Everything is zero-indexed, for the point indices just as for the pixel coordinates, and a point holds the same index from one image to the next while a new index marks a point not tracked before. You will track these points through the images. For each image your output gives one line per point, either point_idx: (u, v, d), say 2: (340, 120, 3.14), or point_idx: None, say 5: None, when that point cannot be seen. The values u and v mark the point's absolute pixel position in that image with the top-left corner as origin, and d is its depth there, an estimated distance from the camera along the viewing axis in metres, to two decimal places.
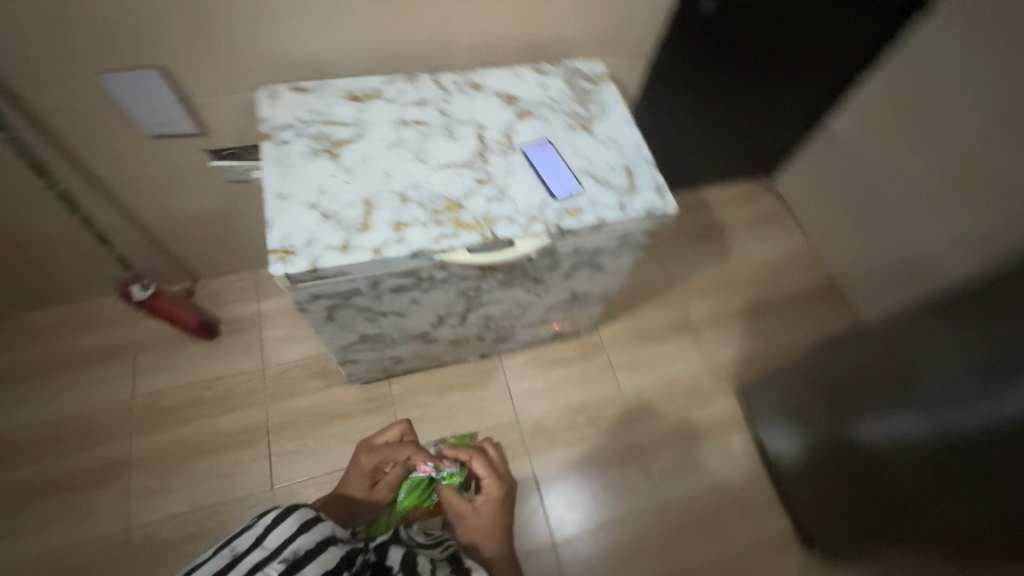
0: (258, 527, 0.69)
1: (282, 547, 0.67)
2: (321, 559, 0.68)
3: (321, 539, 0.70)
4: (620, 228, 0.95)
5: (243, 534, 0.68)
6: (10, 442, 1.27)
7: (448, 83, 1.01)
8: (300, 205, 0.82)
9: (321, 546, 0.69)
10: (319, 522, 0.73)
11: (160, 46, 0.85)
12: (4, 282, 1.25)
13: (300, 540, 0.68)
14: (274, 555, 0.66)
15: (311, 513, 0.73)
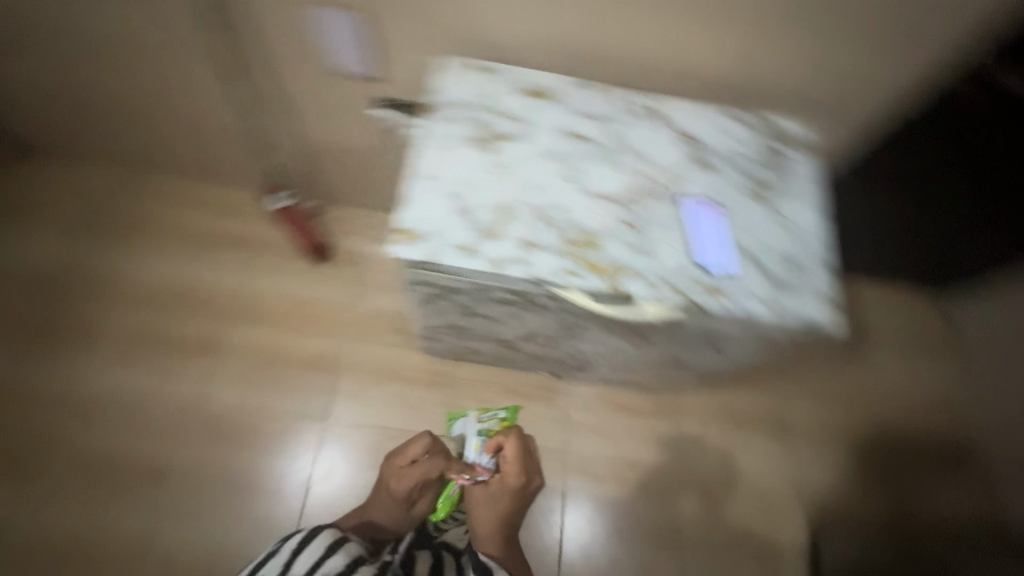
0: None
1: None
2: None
3: None
4: (758, 324, 0.83)
5: None
6: (138, 288, 1.42)
7: (628, 105, 0.93)
8: (440, 190, 0.80)
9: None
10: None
11: None
12: (181, 152, 1.40)
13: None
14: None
15: None
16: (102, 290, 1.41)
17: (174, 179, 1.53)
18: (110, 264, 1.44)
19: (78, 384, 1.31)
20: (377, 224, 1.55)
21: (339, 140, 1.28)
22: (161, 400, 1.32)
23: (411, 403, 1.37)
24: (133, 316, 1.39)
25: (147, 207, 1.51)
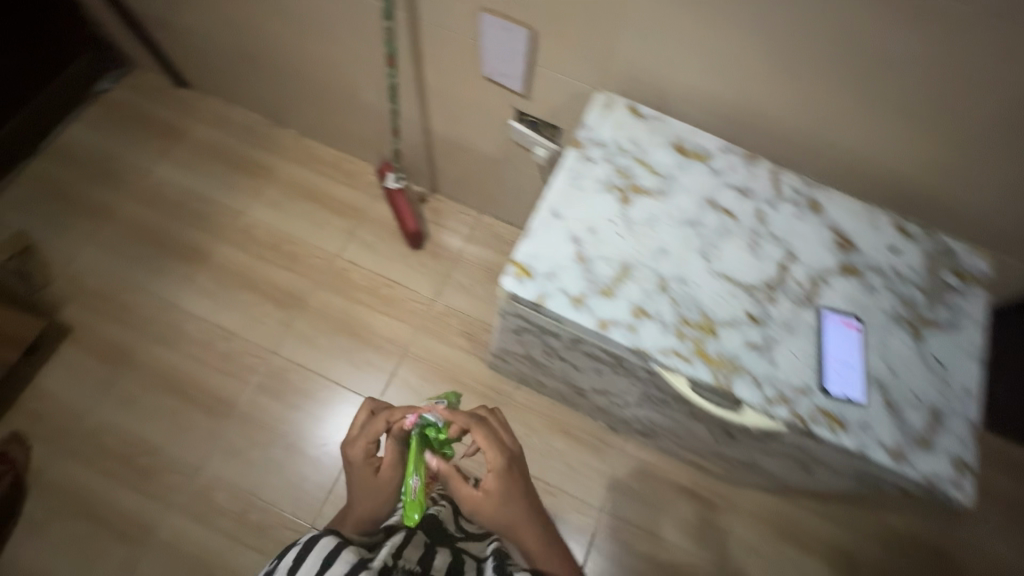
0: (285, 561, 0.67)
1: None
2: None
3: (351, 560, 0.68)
4: (875, 471, 0.72)
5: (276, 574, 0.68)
6: (247, 230, 1.51)
7: (786, 187, 0.83)
8: (564, 231, 0.76)
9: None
10: (342, 550, 0.67)
11: (548, 12, 0.85)
12: (320, 115, 1.48)
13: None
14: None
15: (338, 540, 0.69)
16: (218, 223, 1.51)
17: (305, 138, 1.63)
18: (230, 202, 1.54)
19: (175, 303, 1.41)
20: (475, 225, 1.56)
21: (465, 140, 1.29)
22: (240, 339, 1.39)
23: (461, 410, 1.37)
24: (237, 254, 1.48)
25: (276, 157, 1.61)
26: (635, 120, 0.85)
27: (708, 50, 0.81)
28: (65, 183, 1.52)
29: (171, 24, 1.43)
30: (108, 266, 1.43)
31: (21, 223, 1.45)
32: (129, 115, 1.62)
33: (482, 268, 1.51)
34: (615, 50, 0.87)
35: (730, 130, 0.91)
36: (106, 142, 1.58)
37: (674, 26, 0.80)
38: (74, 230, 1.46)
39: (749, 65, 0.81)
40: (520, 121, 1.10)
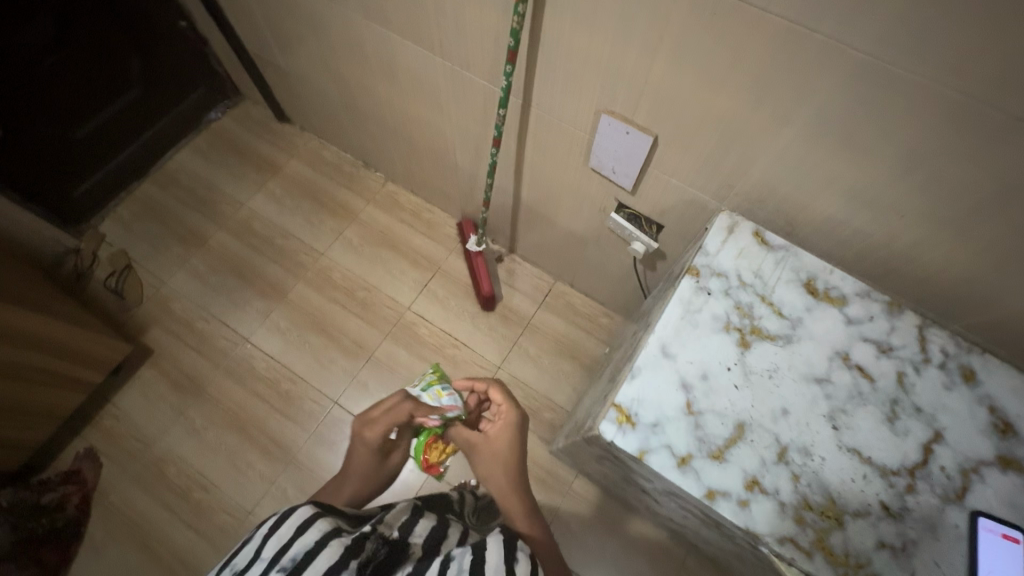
0: (257, 535, 0.63)
1: (282, 554, 0.59)
2: (324, 556, 0.59)
3: (321, 535, 0.62)
4: None
5: (242, 552, 0.63)
6: (325, 272, 1.53)
7: (934, 348, 0.72)
8: (673, 375, 0.69)
9: (321, 542, 0.60)
10: (318, 518, 0.64)
11: (678, 125, 0.79)
12: (410, 167, 1.49)
13: (297, 544, 0.60)
14: (271, 564, 0.59)
15: (311, 512, 0.65)
16: (299, 261, 1.54)
17: (392, 185, 1.64)
18: (312, 241, 1.57)
19: (249, 339, 1.44)
20: (550, 291, 1.51)
21: (554, 215, 1.24)
22: (305, 384, 1.39)
23: None
24: (313, 295, 1.50)
25: (361, 201, 1.63)
26: (761, 249, 0.77)
27: (856, 188, 0.72)
28: (168, 208, 1.60)
29: (281, 70, 1.48)
30: (195, 294, 1.49)
31: (126, 243, 1.54)
32: (233, 148, 1.70)
33: (552, 339, 1.45)
34: (745, 170, 0.79)
35: (866, 266, 0.81)
36: (209, 172, 1.66)
37: (819, 159, 0.71)
38: (169, 255, 1.54)
39: (905, 209, 0.71)
40: (619, 213, 1.05)
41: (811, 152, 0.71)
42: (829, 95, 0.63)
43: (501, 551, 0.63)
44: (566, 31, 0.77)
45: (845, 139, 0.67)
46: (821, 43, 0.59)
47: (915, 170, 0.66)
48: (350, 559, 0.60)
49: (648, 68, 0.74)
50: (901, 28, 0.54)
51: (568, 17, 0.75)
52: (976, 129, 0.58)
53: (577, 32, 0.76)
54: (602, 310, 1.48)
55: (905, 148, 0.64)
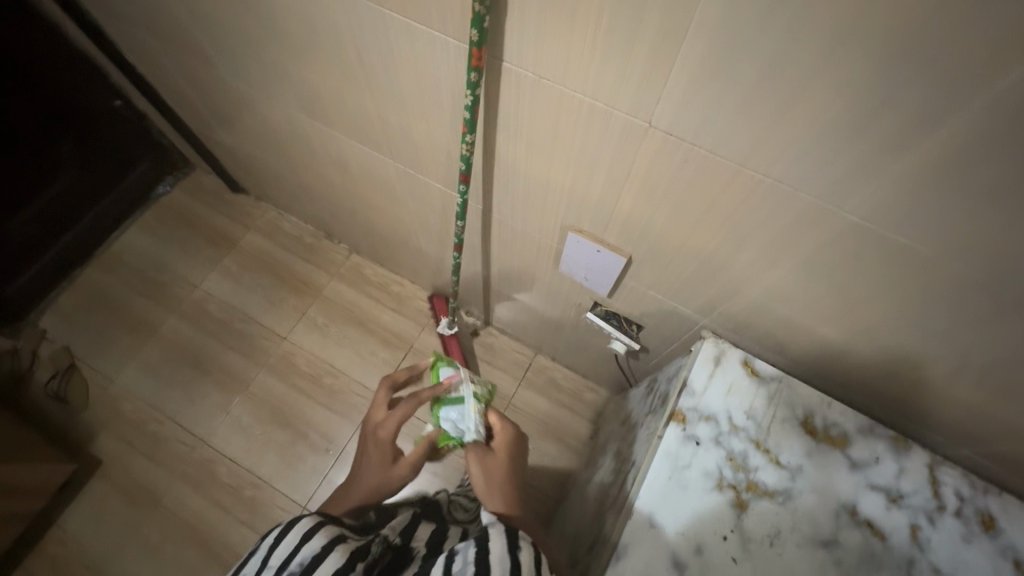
0: (264, 546, 0.60)
1: (289, 560, 0.56)
2: (333, 559, 0.57)
3: (329, 542, 0.59)
4: None
5: (251, 560, 0.60)
6: (288, 358, 1.42)
7: (947, 492, 0.65)
8: (664, 553, 0.61)
9: (329, 546, 0.58)
10: (327, 524, 0.62)
11: (653, 250, 0.71)
12: (375, 242, 1.40)
13: (306, 548, 0.57)
14: (278, 571, 0.56)
15: (315, 521, 0.62)
16: (259, 347, 1.43)
17: (357, 257, 1.55)
18: (273, 323, 1.46)
19: (208, 440, 1.33)
20: (530, 366, 1.42)
21: (528, 300, 1.16)
22: (270, 488, 1.29)
23: None
24: (275, 386, 1.39)
25: (325, 275, 1.53)
26: (751, 382, 0.70)
27: (855, 322, 0.65)
28: (112, 295, 1.48)
29: (229, 147, 1.38)
30: (145, 392, 1.37)
31: (68, 337, 1.42)
32: (183, 222, 1.58)
33: (534, 419, 1.36)
34: (729, 294, 0.72)
35: (864, 390, 0.74)
36: (158, 251, 1.54)
37: (813, 294, 0.64)
38: (116, 349, 1.42)
39: (907, 345, 0.64)
40: (595, 313, 0.98)
41: (803, 287, 0.64)
42: (825, 246, 0.56)
43: (504, 542, 0.59)
44: (521, 159, 0.67)
45: (842, 282, 0.60)
46: (816, 203, 0.52)
47: (920, 315, 0.59)
48: (357, 561, 0.59)
49: (615, 201, 0.65)
50: (911, 200, 0.47)
51: (523, 147, 0.65)
52: (995, 290, 0.50)
53: (534, 160, 0.67)
54: (585, 385, 1.39)
55: (913, 296, 0.57)
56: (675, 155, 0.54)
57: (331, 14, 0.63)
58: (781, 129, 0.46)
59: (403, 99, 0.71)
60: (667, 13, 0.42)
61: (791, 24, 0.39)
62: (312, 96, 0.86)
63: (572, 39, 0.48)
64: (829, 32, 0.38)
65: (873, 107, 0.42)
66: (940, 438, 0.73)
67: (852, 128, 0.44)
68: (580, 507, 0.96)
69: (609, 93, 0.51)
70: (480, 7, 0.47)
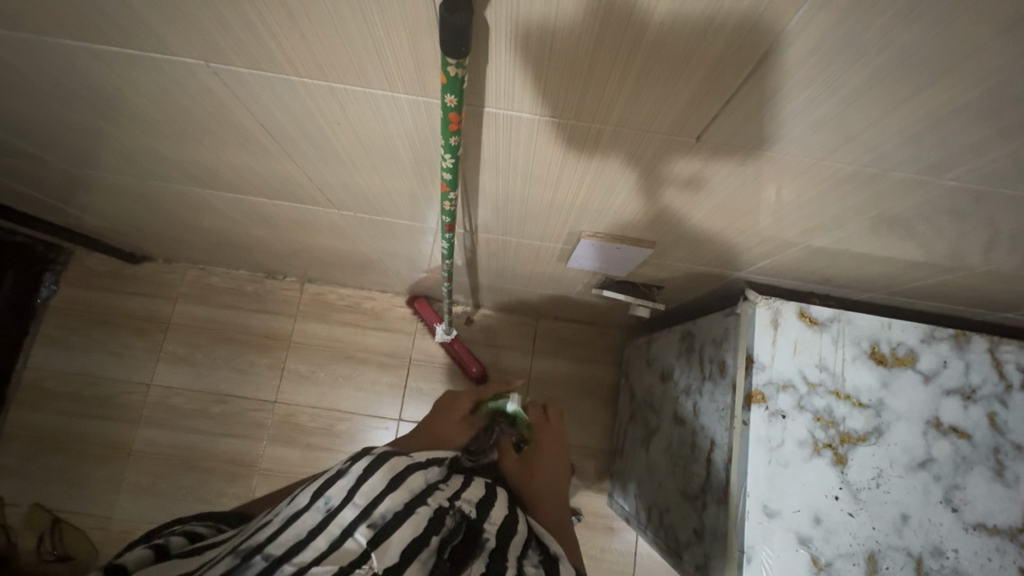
0: (351, 472, 0.50)
1: (374, 505, 0.47)
2: (412, 524, 0.48)
3: (412, 499, 0.50)
4: None
5: (336, 482, 0.49)
6: (290, 418, 1.30)
7: (1011, 368, 0.67)
8: (788, 536, 0.61)
9: (411, 506, 0.49)
10: (411, 474, 0.53)
11: (679, 233, 0.64)
12: (329, 268, 1.23)
13: (390, 501, 0.48)
14: (362, 514, 0.46)
15: (403, 466, 0.53)
16: (252, 420, 1.30)
17: (312, 285, 1.37)
18: (255, 389, 1.32)
19: None
20: (537, 332, 1.36)
21: (524, 283, 1.07)
22: None
23: (588, 551, 1.24)
24: (289, 453, 1.28)
25: (284, 318, 1.35)
26: (813, 331, 0.66)
27: (906, 253, 0.60)
28: (60, 428, 1.28)
29: (105, 225, 1.12)
30: (152, 514, 1.23)
31: (35, 493, 1.24)
32: (97, 319, 1.34)
33: (562, 384, 1.33)
34: (758, 252, 0.66)
35: (900, 300, 0.73)
36: (84, 361, 1.31)
37: (859, 238, 0.59)
38: (96, 484, 1.25)
39: (949, 262, 0.60)
40: (608, 287, 0.89)
41: (848, 235, 0.58)
42: (896, 200, 0.49)
43: None
44: (513, 186, 0.56)
45: (901, 224, 0.54)
46: (895, 172, 0.45)
47: (985, 238, 0.54)
48: (432, 535, 0.49)
49: (619, 207, 0.58)
50: (1009, 153, 0.40)
51: (518, 178, 0.54)
52: None
53: (533, 185, 0.56)
54: (598, 332, 1.36)
55: (983, 224, 0.51)
56: (728, 151, 0.45)
57: (207, 89, 0.46)
58: (879, 121, 0.39)
59: (344, 160, 0.56)
60: (748, 27, 0.32)
61: (946, 14, 0.29)
62: (204, 167, 0.67)
63: (596, 65, 0.36)
64: (990, 22, 0.30)
65: (1004, 97, 0.35)
66: (981, 320, 0.74)
67: (963, 105, 0.36)
68: (647, 466, 0.99)
69: (639, 109, 0.40)
70: (457, 70, 0.33)
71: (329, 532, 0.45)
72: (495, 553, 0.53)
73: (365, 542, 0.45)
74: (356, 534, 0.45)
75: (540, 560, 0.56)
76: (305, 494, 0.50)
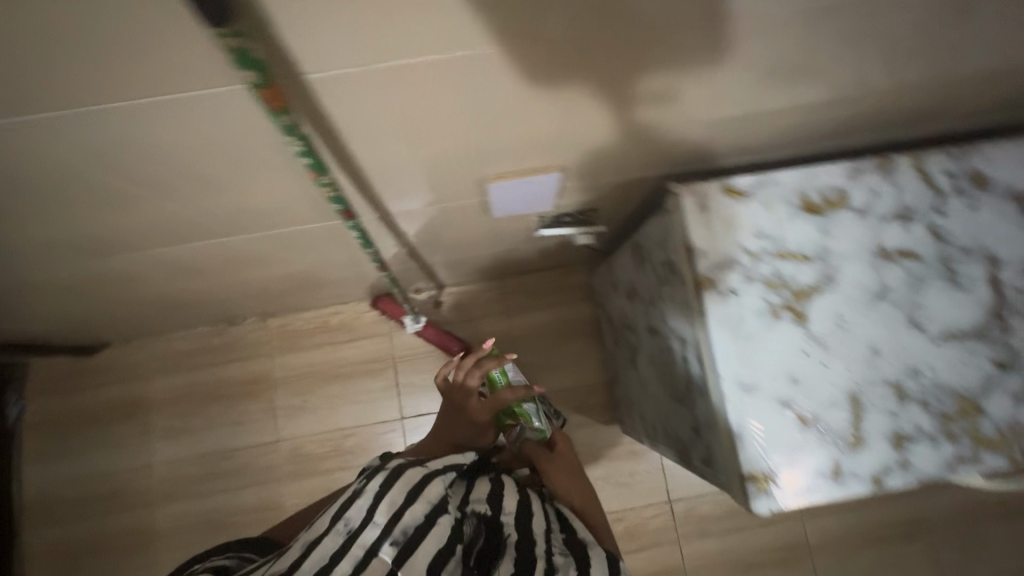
0: (368, 492, 0.57)
1: (394, 523, 0.54)
2: (436, 535, 0.55)
3: (432, 509, 0.57)
4: None
5: (354, 505, 0.56)
6: (299, 451, 1.30)
7: (940, 177, 0.67)
8: (771, 404, 0.62)
9: (433, 517, 0.56)
10: (428, 484, 0.59)
11: (586, 155, 0.64)
12: (280, 298, 1.20)
13: (410, 515, 0.55)
14: (385, 532, 0.54)
15: (420, 476, 0.60)
16: (264, 465, 1.30)
17: (273, 319, 1.34)
18: (256, 435, 1.31)
19: None
20: (506, 293, 1.34)
21: (470, 250, 1.04)
22: None
23: (618, 480, 1.27)
24: (308, 483, 1.28)
25: (259, 359, 1.33)
26: (741, 201, 0.66)
27: (801, 98, 0.59)
28: (84, 532, 1.28)
29: (43, 328, 1.08)
30: None
31: None
32: (79, 419, 1.31)
33: (545, 333, 1.33)
34: (668, 142, 0.64)
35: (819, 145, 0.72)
36: (81, 464, 1.30)
37: (746, 96, 0.57)
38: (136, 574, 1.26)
39: (849, 87, 0.58)
40: (546, 226, 0.88)
41: (746, 94, 0.57)
42: (756, 39, 0.47)
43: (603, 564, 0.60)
44: (394, 152, 0.55)
45: (779, 67, 0.53)
46: None
47: (864, 52, 0.53)
48: (458, 542, 0.56)
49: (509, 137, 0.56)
50: None
51: (387, 145, 0.53)
52: None
53: (406, 148, 0.54)
54: (565, 273, 1.34)
55: (852, 36, 0.50)
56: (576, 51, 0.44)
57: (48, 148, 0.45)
58: None
59: (225, 168, 0.55)
60: None
61: None
62: (98, 226, 0.64)
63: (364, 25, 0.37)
64: None
65: None
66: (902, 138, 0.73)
67: None
68: (641, 386, 0.99)
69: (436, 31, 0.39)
70: (238, 40, 0.32)
71: (357, 551, 0.53)
72: (519, 543, 0.60)
73: (391, 560, 0.52)
74: (380, 552, 0.52)
75: (564, 540, 0.63)
76: (327, 519, 0.57)
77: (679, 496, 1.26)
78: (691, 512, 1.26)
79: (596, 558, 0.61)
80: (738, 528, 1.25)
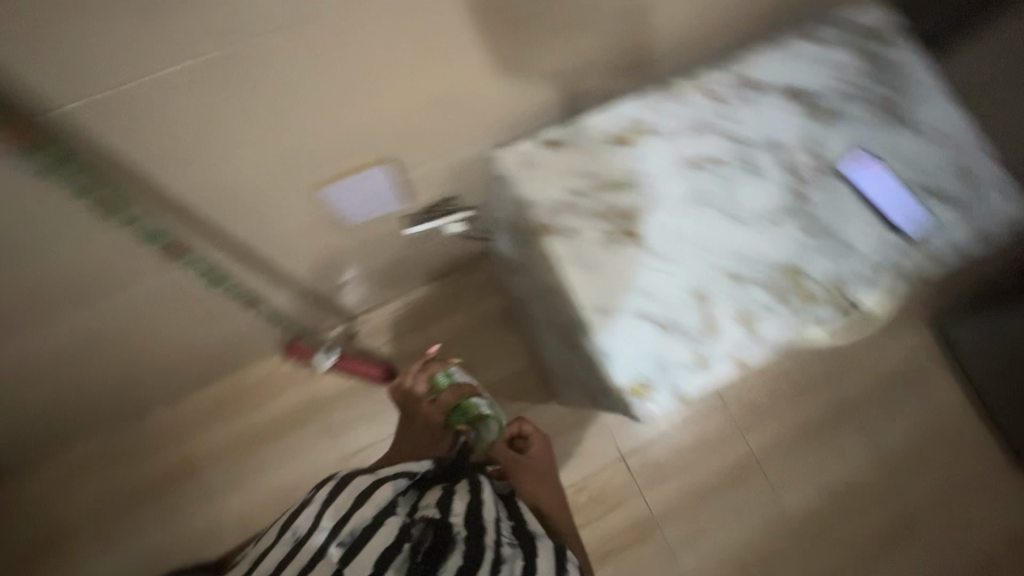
0: (317, 500, 0.67)
1: (341, 528, 0.62)
2: (380, 536, 0.62)
3: (379, 512, 0.64)
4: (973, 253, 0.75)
5: (302, 515, 0.66)
6: (243, 526, 1.23)
7: (721, 87, 0.75)
8: (630, 321, 0.67)
9: (378, 520, 0.63)
10: (377, 490, 0.67)
11: (397, 136, 0.68)
12: (175, 375, 1.13)
13: (356, 520, 0.63)
14: (332, 533, 0.62)
15: (367, 484, 0.68)
16: (208, 552, 1.21)
17: (181, 401, 1.26)
18: (191, 524, 1.22)
19: None
20: (415, 306, 1.34)
21: (353, 270, 1.04)
22: None
23: (570, 452, 1.28)
24: None
25: (175, 446, 1.25)
26: (558, 150, 0.72)
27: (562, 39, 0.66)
28: None
29: None
30: None
31: None
32: None
33: (463, 334, 1.33)
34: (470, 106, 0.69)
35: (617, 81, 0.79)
36: None
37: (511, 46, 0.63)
38: None
39: (602, 20, 0.65)
40: (413, 224, 0.91)
41: (508, 45, 0.63)
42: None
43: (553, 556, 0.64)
44: (200, 171, 0.58)
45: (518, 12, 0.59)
46: None
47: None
48: (403, 544, 0.62)
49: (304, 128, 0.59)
50: None
51: (191, 162, 0.57)
52: None
53: (218, 161, 0.58)
54: (466, 272, 1.36)
55: None
56: (306, 27, 0.48)
57: None
58: None
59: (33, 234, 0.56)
60: None
61: None
62: None
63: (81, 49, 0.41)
64: None
65: None
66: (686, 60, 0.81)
67: None
68: (550, 348, 1.03)
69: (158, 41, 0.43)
70: None
71: (305, 550, 0.62)
72: (468, 538, 0.62)
73: (336, 559, 0.60)
74: (327, 551, 0.61)
75: (518, 538, 0.66)
76: (279, 532, 0.67)
77: (629, 448, 1.29)
78: (645, 461, 1.29)
79: (545, 549, 0.66)
80: (691, 462, 1.29)
